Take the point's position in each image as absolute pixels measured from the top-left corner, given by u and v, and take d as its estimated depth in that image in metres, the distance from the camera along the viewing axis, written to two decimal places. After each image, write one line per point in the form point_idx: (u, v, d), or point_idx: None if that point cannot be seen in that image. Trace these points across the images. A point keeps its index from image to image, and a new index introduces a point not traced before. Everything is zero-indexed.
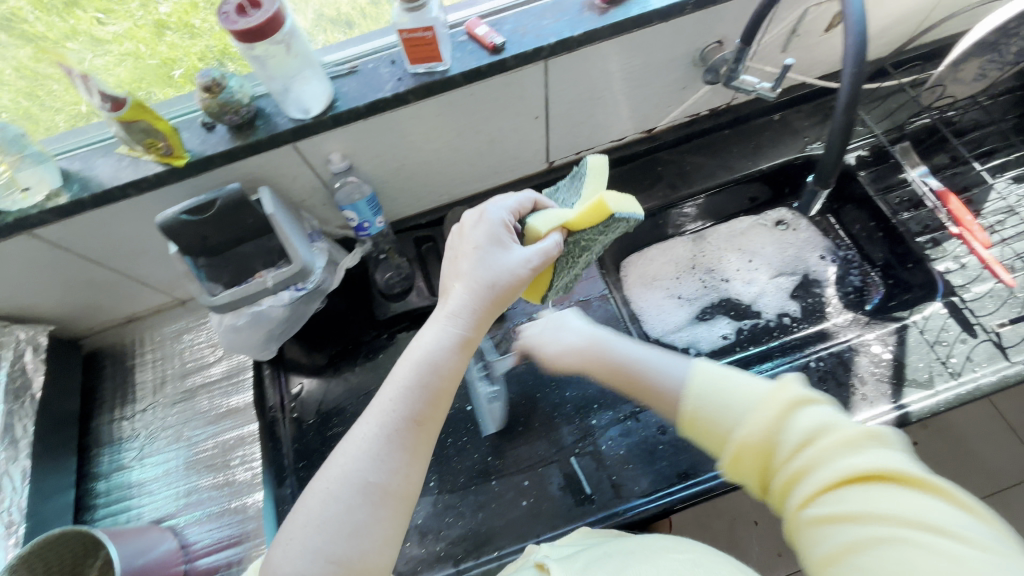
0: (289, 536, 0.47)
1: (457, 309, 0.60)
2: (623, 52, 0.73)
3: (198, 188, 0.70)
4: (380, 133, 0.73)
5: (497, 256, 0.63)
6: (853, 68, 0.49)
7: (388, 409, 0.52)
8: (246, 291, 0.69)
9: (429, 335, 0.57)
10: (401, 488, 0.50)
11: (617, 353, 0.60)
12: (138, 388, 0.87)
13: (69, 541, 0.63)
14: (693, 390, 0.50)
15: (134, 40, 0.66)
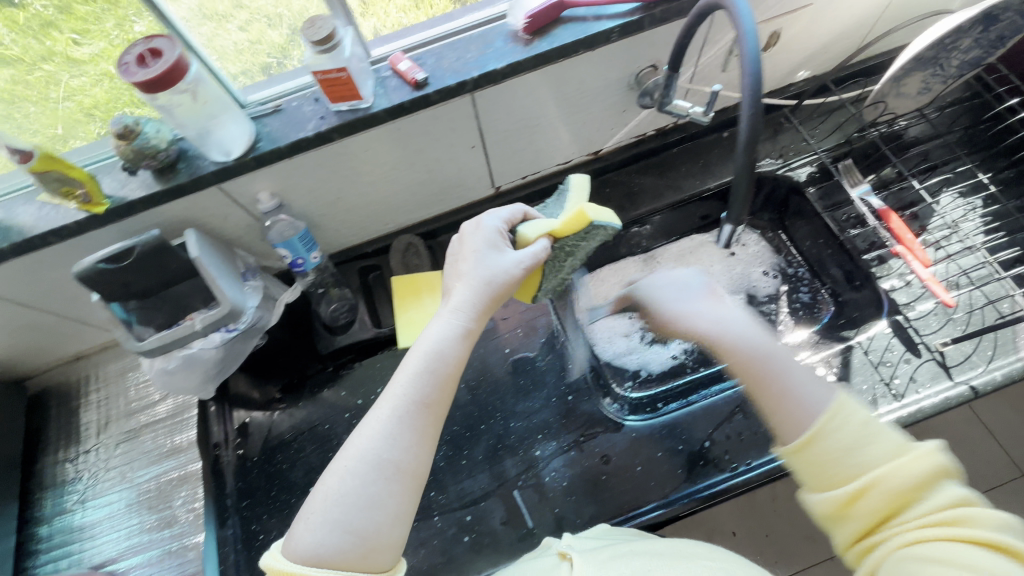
0: (310, 511, 0.50)
1: (459, 304, 0.63)
2: (552, 81, 0.73)
3: (124, 232, 0.69)
4: (309, 169, 0.72)
5: (490, 257, 0.67)
6: (750, 111, 0.49)
7: (400, 391, 0.55)
8: (176, 335, 0.68)
9: (436, 328, 0.61)
10: (413, 466, 0.53)
11: (749, 352, 0.58)
12: (82, 429, 0.87)
13: None
14: (837, 411, 0.50)
15: (109, 60, 0.64)
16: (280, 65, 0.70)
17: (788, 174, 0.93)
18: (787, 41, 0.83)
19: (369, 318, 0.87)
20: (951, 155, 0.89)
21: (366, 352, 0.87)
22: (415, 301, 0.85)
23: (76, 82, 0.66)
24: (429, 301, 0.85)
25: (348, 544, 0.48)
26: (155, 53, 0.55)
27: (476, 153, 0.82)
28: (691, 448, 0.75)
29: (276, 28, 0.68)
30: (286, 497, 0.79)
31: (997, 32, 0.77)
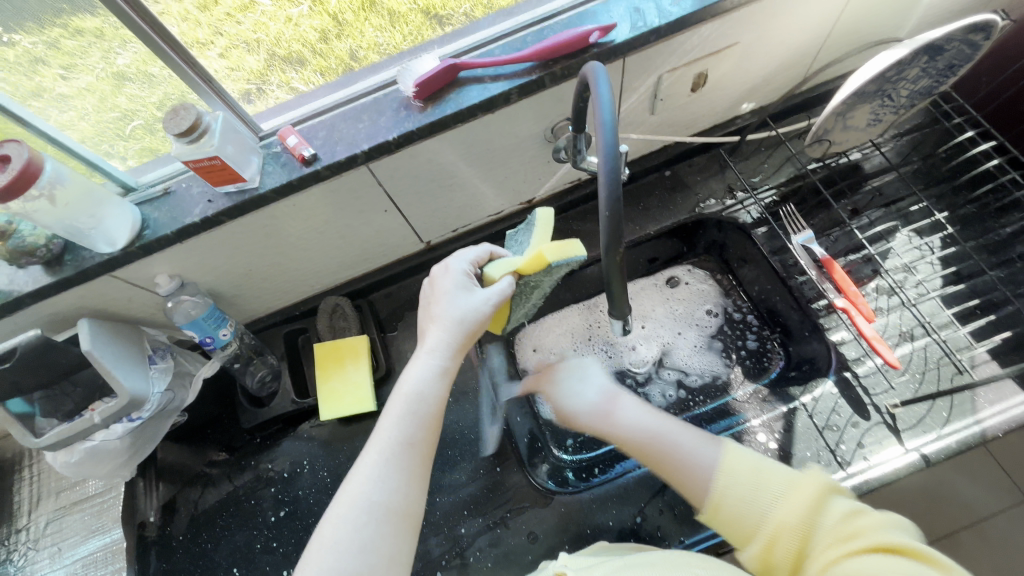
0: (304, 565, 0.44)
1: (434, 343, 0.56)
2: (455, 144, 0.69)
3: (20, 323, 0.67)
4: (206, 251, 0.69)
5: (459, 297, 0.58)
6: (608, 211, 0.44)
7: (386, 431, 0.50)
8: (76, 428, 0.65)
9: (413, 371, 0.54)
10: (404, 506, 0.47)
11: (629, 428, 0.58)
12: (15, 506, 0.86)
13: None
14: (728, 467, 0.50)
15: (96, 93, 0.60)
16: (260, 91, 0.65)
17: (733, 214, 0.86)
18: (717, 80, 0.77)
19: (292, 390, 0.84)
20: (907, 190, 0.82)
21: (293, 423, 0.85)
22: (337, 369, 0.82)
23: (65, 116, 0.61)
24: (352, 369, 0.82)
25: None
26: (6, 161, 0.54)
27: (391, 216, 0.78)
28: (621, 525, 0.71)
29: (254, 54, 0.62)
30: None
31: (946, 61, 0.70)
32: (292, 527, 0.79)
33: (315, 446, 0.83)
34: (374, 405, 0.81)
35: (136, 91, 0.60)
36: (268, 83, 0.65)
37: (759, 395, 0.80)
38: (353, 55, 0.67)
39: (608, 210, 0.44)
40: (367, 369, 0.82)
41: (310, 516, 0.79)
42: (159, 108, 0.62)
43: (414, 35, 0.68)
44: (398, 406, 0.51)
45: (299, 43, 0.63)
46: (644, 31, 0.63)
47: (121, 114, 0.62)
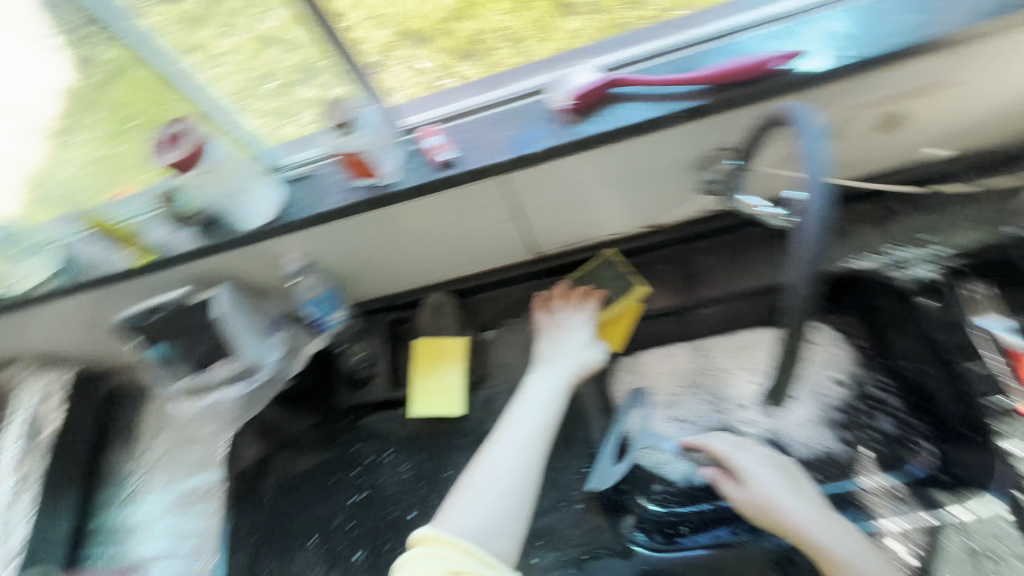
0: (457, 500, 0.62)
1: (558, 364, 0.75)
2: (595, 164, 0.64)
3: (170, 278, 0.73)
4: (335, 236, 0.71)
5: (576, 337, 0.78)
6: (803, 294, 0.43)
7: (524, 414, 0.70)
8: (199, 381, 0.73)
9: (541, 380, 0.74)
10: (531, 470, 0.65)
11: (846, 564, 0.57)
12: (143, 429, 0.98)
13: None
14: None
15: (244, 54, 0.62)
16: (382, 65, 0.63)
17: (897, 275, 0.74)
18: (908, 123, 0.66)
19: (388, 377, 0.86)
20: None
21: (382, 408, 0.86)
22: (433, 367, 0.82)
23: (213, 73, 0.63)
24: (445, 371, 0.82)
25: (485, 519, 0.60)
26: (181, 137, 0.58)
27: (511, 225, 0.75)
28: None
29: (381, 29, 0.61)
30: (290, 541, 0.82)
31: None
32: (369, 512, 0.80)
33: (400, 438, 0.84)
34: (461, 411, 0.81)
35: (278, 53, 0.63)
36: (391, 57, 0.63)
37: (893, 491, 0.70)
38: (475, 38, 0.64)
39: (805, 291, 0.43)
40: (461, 373, 0.82)
41: (386, 506, 0.80)
42: (294, 72, 0.64)
43: (537, 22, 0.63)
44: (534, 407, 0.71)
45: (423, 21, 0.62)
46: (842, 63, 0.54)
47: (259, 75, 0.65)
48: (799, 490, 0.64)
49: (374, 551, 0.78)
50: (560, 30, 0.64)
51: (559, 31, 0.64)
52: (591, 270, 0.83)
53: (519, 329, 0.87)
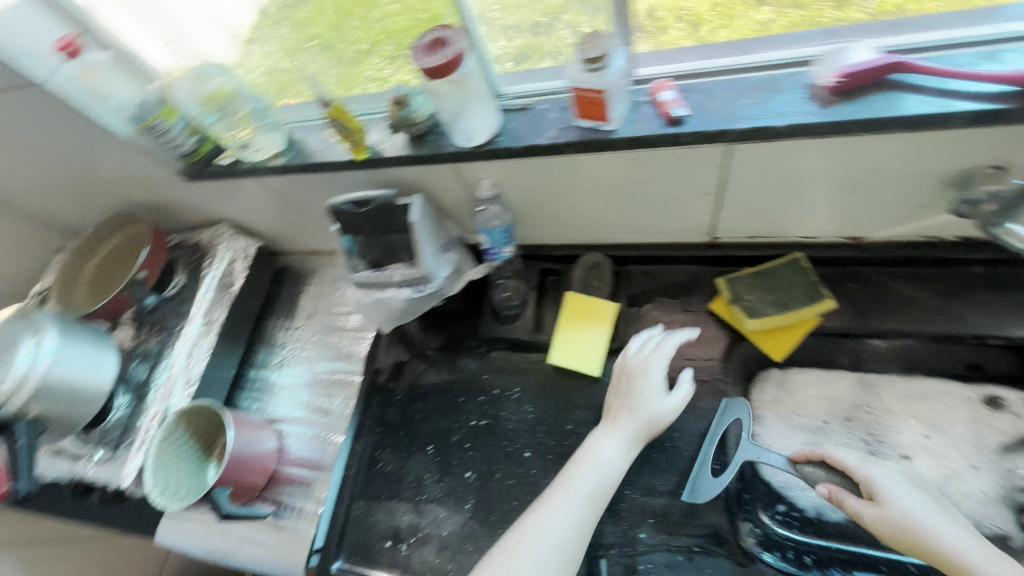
0: (494, 560, 0.64)
1: (624, 429, 0.73)
2: (834, 153, 0.60)
3: (372, 177, 0.80)
4: (532, 172, 0.73)
5: (657, 394, 0.74)
6: None
7: (577, 483, 0.69)
8: (377, 277, 0.79)
9: (603, 447, 0.72)
10: (574, 544, 0.65)
11: None
12: (299, 308, 1.11)
13: (205, 418, 0.92)
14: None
15: None
16: (550, 26, 0.67)
17: None
18: None
19: (530, 323, 0.89)
20: None
21: (517, 349, 0.90)
22: (580, 323, 0.83)
23: (389, 8, 0.72)
24: (593, 330, 0.82)
25: None
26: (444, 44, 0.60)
27: (707, 201, 0.72)
28: None
29: None
30: (409, 443, 0.88)
31: None
32: (486, 439, 0.84)
33: (528, 380, 0.86)
34: (598, 372, 0.81)
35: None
36: (560, 19, 0.66)
37: None
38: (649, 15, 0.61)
39: None
40: (606, 336, 0.81)
41: (504, 439, 0.84)
42: None
43: (723, 8, 0.60)
44: (584, 478, 0.69)
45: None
46: None
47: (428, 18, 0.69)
48: (948, 513, 0.59)
49: (484, 475, 0.82)
50: (747, 19, 0.60)
51: (749, 19, 0.60)
52: (769, 268, 0.79)
53: (671, 308, 0.85)
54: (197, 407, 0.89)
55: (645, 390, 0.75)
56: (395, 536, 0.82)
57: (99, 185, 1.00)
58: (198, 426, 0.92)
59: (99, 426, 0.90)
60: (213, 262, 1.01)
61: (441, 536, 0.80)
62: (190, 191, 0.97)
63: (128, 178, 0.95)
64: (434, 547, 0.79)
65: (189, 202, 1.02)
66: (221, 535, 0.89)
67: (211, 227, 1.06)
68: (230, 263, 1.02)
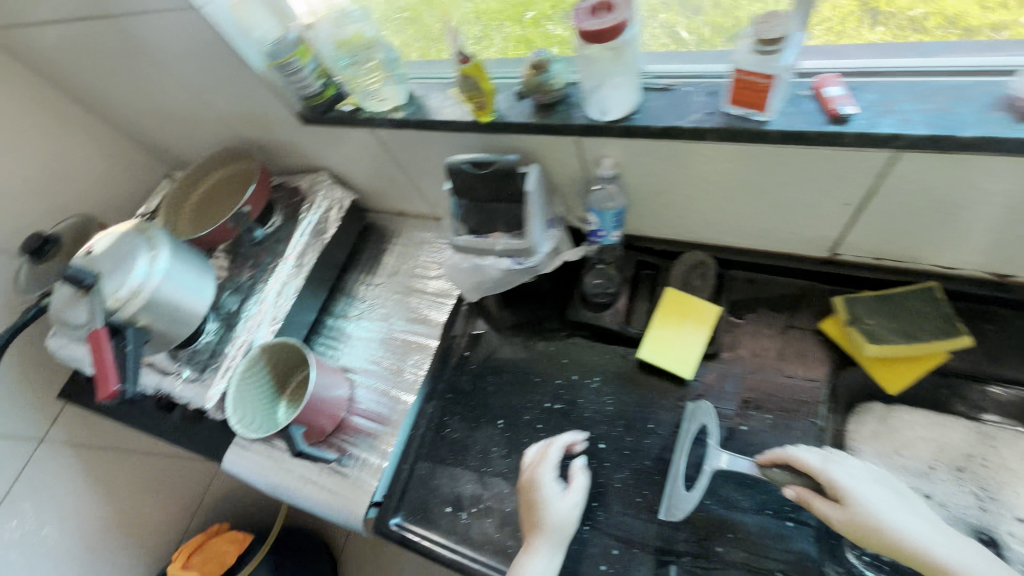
0: None
1: (543, 542, 0.70)
2: (1018, 175, 0.54)
3: (489, 142, 0.79)
4: (659, 157, 0.70)
5: (556, 496, 0.72)
6: None
7: None
8: (479, 244, 0.78)
9: (534, 566, 0.69)
10: None
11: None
12: (381, 266, 1.13)
13: (288, 353, 0.95)
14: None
15: None
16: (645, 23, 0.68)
17: None
18: None
19: (623, 313, 0.86)
20: None
21: (600, 339, 0.87)
22: (677, 321, 0.80)
23: None
24: (690, 331, 0.79)
25: None
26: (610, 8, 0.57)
27: (844, 212, 0.68)
28: None
29: None
30: (478, 414, 0.88)
31: None
32: (560, 424, 0.83)
33: (610, 371, 0.84)
34: (690, 375, 0.77)
35: None
36: (658, 17, 0.67)
37: None
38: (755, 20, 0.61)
39: None
40: (705, 339, 0.78)
41: (578, 426, 0.82)
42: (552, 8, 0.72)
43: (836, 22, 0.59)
44: None
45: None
46: None
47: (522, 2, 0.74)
48: (909, 505, 0.60)
49: None
50: (860, 36, 0.60)
51: (860, 37, 0.60)
52: (895, 295, 0.74)
53: (774, 321, 0.80)
54: (284, 341, 0.92)
55: (546, 495, 0.73)
56: (457, 502, 0.82)
57: (217, 120, 1.04)
58: (281, 358, 0.95)
59: (188, 347, 0.93)
60: (309, 208, 1.03)
61: (503, 511, 0.79)
62: (300, 135, 0.99)
63: (246, 115, 0.98)
64: (495, 520, 0.78)
65: (296, 147, 1.04)
66: (286, 471, 0.93)
67: (311, 174, 1.09)
68: (324, 212, 1.04)
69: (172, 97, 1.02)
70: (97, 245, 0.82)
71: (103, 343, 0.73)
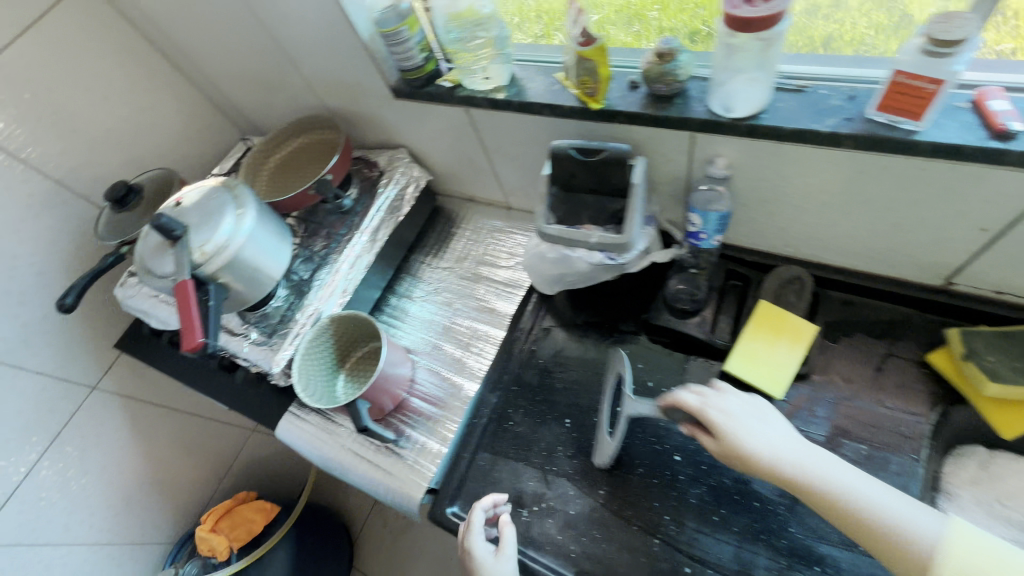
0: None
1: None
2: None
3: (591, 131, 0.76)
4: (778, 162, 0.67)
5: (485, 560, 0.70)
6: None
7: None
8: (573, 234, 0.74)
9: None
10: None
11: (865, 502, 0.57)
12: (448, 250, 1.11)
13: (361, 327, 0.94)
14: (954, 533, 0.53)
15: None
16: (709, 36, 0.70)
17: None
18: None
19: (710, 323, 0.82)
20: None
21: (680, 347, 0.84)
22: (770, 338, 0.76)
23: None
24: (783, 348, 0.75)
25: None
26: None
27: (977, 237, 0.63)
28: None
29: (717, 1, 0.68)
30: (544, 410, 0.85)
31: None
32: (632, 430, 0.80)
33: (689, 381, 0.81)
34: (781, 395, 0.73)
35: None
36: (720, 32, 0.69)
37: None
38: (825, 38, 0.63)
39: None
40: (799, 358, 0.74)
41: (652, 434, 0.79)
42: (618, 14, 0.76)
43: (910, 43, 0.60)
44: None
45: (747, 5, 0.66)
46: None
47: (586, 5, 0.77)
48: (751, 408, 0.66)
49: (624, 465, 0.78)
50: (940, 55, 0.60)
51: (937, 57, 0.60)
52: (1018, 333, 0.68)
53: (873, 348, 0.76)
54: (354, 314, 0.91)
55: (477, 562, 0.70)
56: (517, 498, 0.79)
57: (304, 87, 1.04)
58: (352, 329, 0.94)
59: (259, 309, 0.92)
60: (387, 182, 1.02)
61: (566, 513, 0.76)
62: (387, 109, 0.98)
63: (336, 84, 0.97)
64: (558, 522, 0.76)
65: (379, 122, 1.03)
66: (341, 446, 0.91)
67: (390, 150, 1.08)
68: (401, 188, 1.03)
69: (263, 60, 1.02)
70: (186, 197, 0.82)
71: (190, 292, 0.73)
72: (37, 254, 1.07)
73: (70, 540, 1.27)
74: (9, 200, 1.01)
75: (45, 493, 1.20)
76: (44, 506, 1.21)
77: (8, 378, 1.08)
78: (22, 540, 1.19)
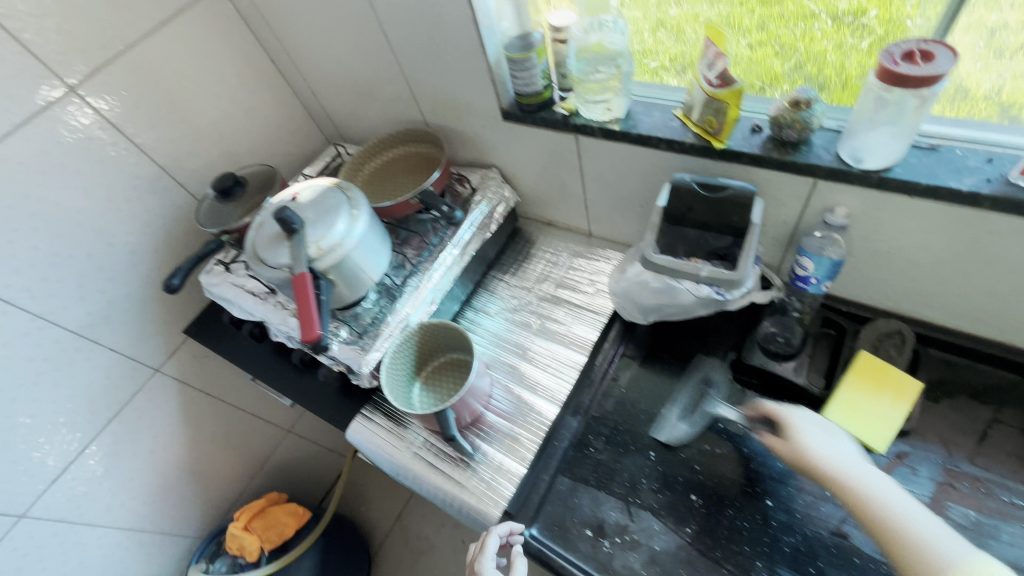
0: None
1: None
2: None
3: (707, 169, 0.79)
4: (903, 215, 0.68)
5: None
6: None
7: None
8: (681, 266, 0.76)
9: None
10: None
11: (905, 518, 0.61)
12: (527, 271, 1.12)
13: (446, 334, 0.93)
14: (974, 561, 0.56)
15: (636, 28, 0.83)
16: (763, 89, 0.77)
17: None
18: None
19: (807, 367, 0.82)
20: None
21: (769, 390, 0.83)
22: (872, 391, 0.74)
23: None
24: (886, 403, 0.73)
25: None
26: (926, 55, 0.56)
27: None
28: None
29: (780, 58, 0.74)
30: (626, 440, 0.85)
31: None
32: (720, 469, 0.79)
33: None
34: (882, 449, 0.72)
35: (664, 37, 0.82)
36: (774, 86, 0.76)
37: None
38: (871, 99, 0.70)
39: None
40: (903, 414, 0.72)
41: (742, 475, 0.78)
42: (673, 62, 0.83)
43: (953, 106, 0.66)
44: None
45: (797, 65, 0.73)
46: None
47: (645, 51, 0.85)
48: (825, 427, 0.72)
49: (713, 505, 0.76)
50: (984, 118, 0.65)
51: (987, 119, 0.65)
52: None
53: (979, 411, 0.75)
54: (442, 325, 0.92)
55: None
56: (599, 527, 0.77)
57: (408, 101, 1.09)
58: (438, 336, 0.94)
59: (350, 308, 0.93)
60: (480, 200, 1.05)
61: (651, 549, 0.74)
62: (490, 130, 1.01)
63: (443, 102, 1.01)
64: (642, 556, 0.74)
65: (477, 141, 1.07)
66: (412, 454, 0.91)
67: (482, 169, 1.11)
68: (491, 206, 1.05)
69: (373, 74, 1.07)
70: (302, 194, 0.86)
71: (308, 285, 0.75)
72: (133, 235, 1.11)
73: (108, 522, 1.27)
74: (118, 181, 1.06)
75: (95, 471, 1.21)
76: (92, 484, 1.21)
77: (85, 352, 1.10)
78: (66, 517, 1.18)
